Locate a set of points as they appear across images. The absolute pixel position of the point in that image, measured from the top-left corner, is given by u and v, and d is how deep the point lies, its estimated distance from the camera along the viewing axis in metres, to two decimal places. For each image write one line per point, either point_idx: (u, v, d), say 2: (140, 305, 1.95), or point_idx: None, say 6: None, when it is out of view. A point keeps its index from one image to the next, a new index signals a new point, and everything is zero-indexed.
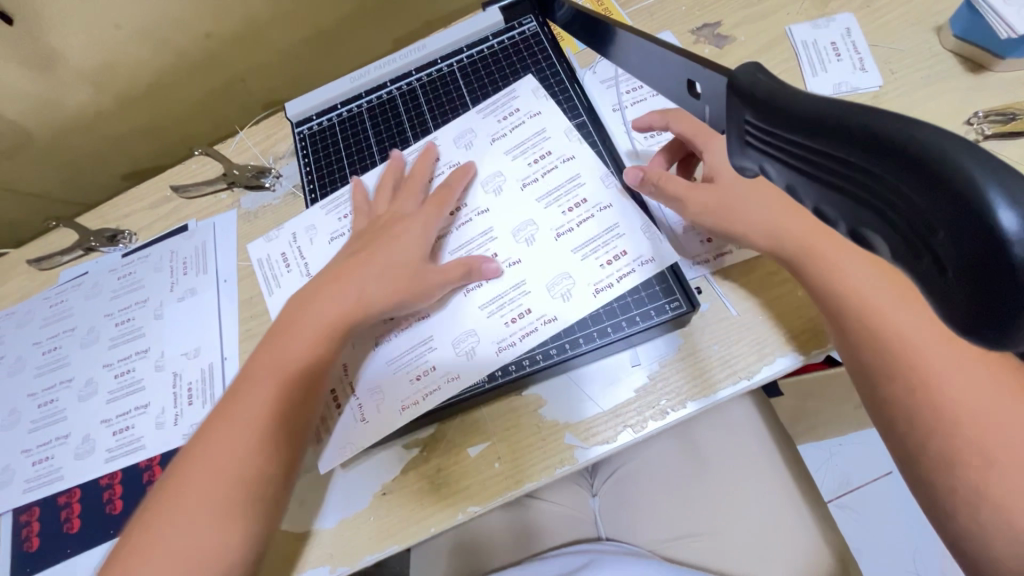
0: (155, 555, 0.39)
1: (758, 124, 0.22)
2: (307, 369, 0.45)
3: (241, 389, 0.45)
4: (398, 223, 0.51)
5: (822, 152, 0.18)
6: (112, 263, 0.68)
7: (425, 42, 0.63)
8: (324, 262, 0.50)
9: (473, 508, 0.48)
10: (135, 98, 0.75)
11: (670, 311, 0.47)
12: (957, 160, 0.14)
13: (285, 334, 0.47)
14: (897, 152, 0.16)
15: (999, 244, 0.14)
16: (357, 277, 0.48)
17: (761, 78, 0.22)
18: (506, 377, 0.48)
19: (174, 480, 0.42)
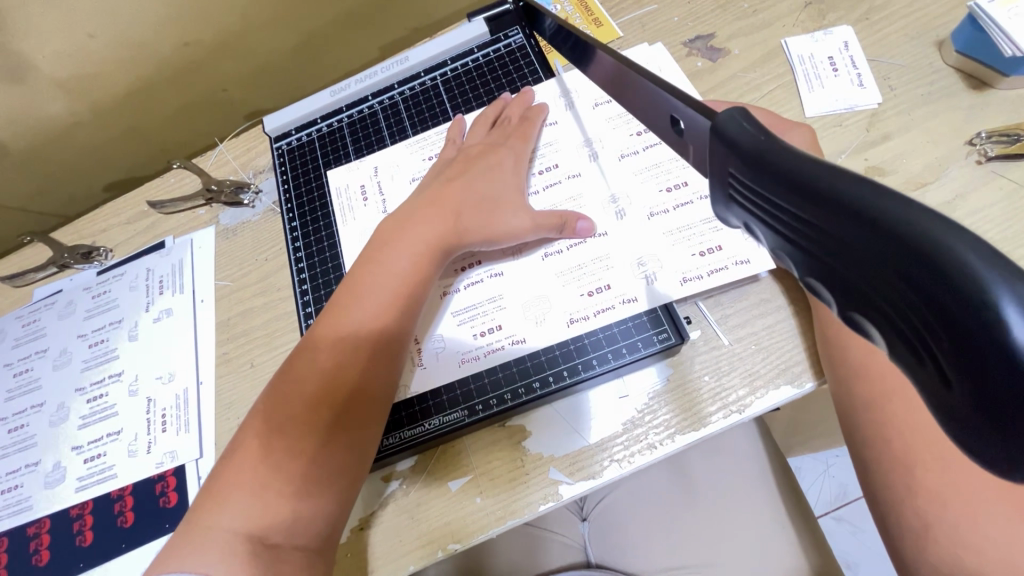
0: (227, 515, 0.39)
1: (743, 178, 0.20)
2: (384, 333, 0.45)
3: (319, 352, 0.44)
4: (477, 185, 0.50)
5: (816, 227, 0.17)
6: (88, 281, 0.66)
7: (408, 54, 0.61)
8: (389, 226, 0.49)
9: (453, 546, 0.45)
10: (112, 109, 0.72)
11: (659, 342, 0.45)
12: (974, 269, 0.13)
13: (358, 295, 0.46)
14: (904, 249, 0.14)
15: (1013, 362, 0.13)
16: (427, 240, 0.47)
17: (745, 126, 0.20)
18: (487, 413, 0.47)
19: (244, 447, 0.42)
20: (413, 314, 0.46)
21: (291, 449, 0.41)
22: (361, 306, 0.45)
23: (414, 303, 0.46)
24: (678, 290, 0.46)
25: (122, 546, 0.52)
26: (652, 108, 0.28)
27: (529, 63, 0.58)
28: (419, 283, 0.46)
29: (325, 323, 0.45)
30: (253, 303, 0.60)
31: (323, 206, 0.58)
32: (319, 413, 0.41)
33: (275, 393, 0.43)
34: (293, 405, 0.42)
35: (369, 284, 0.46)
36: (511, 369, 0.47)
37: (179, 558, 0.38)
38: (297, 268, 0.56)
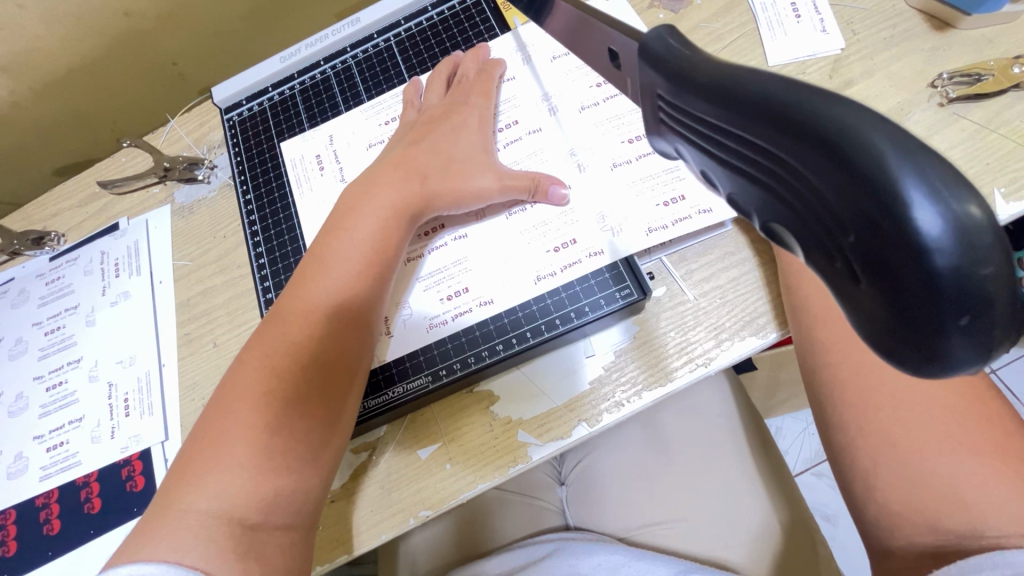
0: (196, 496, 0.35)
1: (668, 97, 0.19)
2: (355, 297, 0.43)
3: (287, 320, 0.42)
4: (440, 146, 0.49)
5: (731, 134, 0.17)
6: (41, 268, 0.64)
7: (360, 15, 0.58)
8: (352, 192, 0.47)
9: (424, 512, 0.45)
10: (55, 87, 0.69)
11: (620, 299, 0.44)
12: (878, 152, 0.13)
13: (323, 260, 0.44)
14: (813, 143, 0.14)
15: (919, 253, 0.13)
16: (396, 202, 0.46)
17: (672, 45, 0.19)
18: (451, 377, 0.46)
19: (210, 424, 0.39)
20: (386, 278, 0.45)
21: (261, 422, 0.38)
22: (328, 271, 0.44)
23: (384, 266, 0.45)
24: (643, 241, 0.45)
25: (90, 532, 0.51)
26: (595, 49, 0.27)
27: (485, 19, 0.56)
28: (388, 245, 0.45)
29: (292, 290, 0.43)
30: (213, 282, 0.58)
31: (278, 177, 0.56)
32: (279, 378, 0.39)
33: (240, 366, 0.41)
34: (253, 373, 0.40)
35: (334, 248, 0.44)
36: (474, 333, 0.46)
37: (143, 547, 0.34)
38: (253, 243, 0.54)
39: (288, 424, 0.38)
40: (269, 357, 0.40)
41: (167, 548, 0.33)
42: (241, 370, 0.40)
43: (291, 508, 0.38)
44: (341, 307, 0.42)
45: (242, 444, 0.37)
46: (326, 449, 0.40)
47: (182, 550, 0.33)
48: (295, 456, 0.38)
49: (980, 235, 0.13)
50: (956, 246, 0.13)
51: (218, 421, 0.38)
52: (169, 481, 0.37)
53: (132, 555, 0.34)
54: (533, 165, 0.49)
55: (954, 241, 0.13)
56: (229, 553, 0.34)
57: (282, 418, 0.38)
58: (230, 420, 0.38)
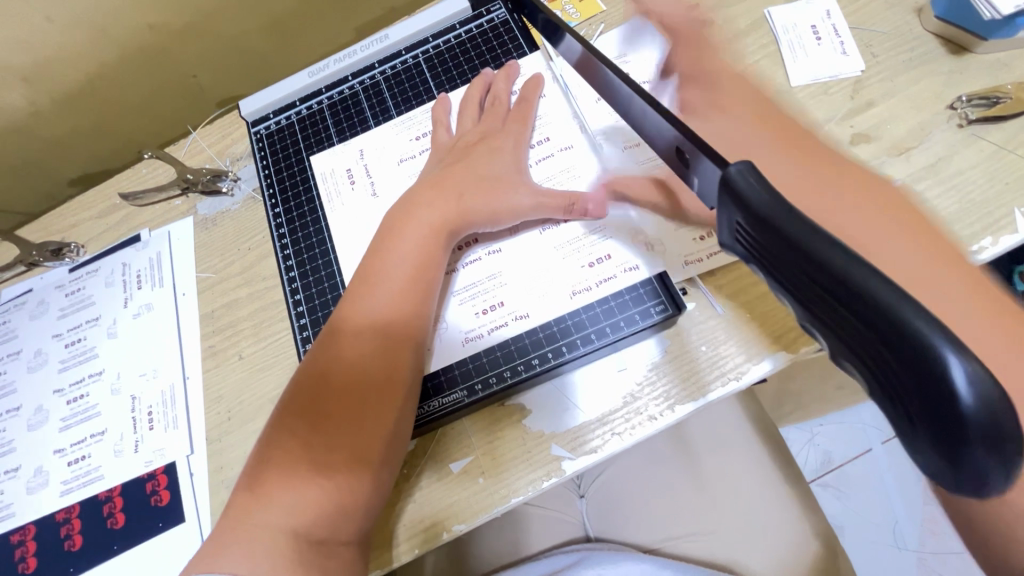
0: (267, 513, 0.39)
1: (749, 227, 0.23)
2: (402, 316, 0.44)
3: (341, 340, 0.44)
4: (479, 164, 0.50)
5: (812, 281, 0.20)
6: (60, 279, 0.63)
7: (388, 32, 0.59)
8: (394, 213, 0.49)
9: (457, 527, 0.45)
10: (76, 98, 0.69)
11: (655, 315, 0.45)
12: (932, 344, 0.17)
13: (370, 280, 0.45)
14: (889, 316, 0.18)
15: (955, 405, 0.17)
16: (435, 221, 0.47)
17: (755, 182, 0.23)
18: (486, 392, 0.46)
19: (279, 444, 0.41)
20: (430, 293, 0.46)
21: (321, 442, 0.40)
22: (377, 289, 0.45)
23: (428, 282, 0.45)
24: (679, 270, 0.47)
25: (114, 548, 0.50)
26: (657, 132, 0.31)
27: (514, 39, 0.57)
28: (429, 262, 0.46)
29: (342, 310, 0.45)
30: (238, 295, 0.58)
31: (307, 192, 0.56)
32: (337, 399, 0.41)
33: (299, 387, 0.43)
34: (314, 393, 0.42)
35: (382, 268, 0.46)
36: (509, 348, 0.47)
37: (220, 555, 0.38)
38: (283, 256, 0.54)
39: (346, 445, 0.40)
40: (327, 377, 0.42)
41: (239, 558, 0.37)
42: (301, 388, 0.43)
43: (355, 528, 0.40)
44: (390, 326, 0.44)
45: (310, 463, 0.40)
46: (384, 465, 0.41)
47: (251, 562, 0.37)
48: (359, 474, 0.40)
49: (1008, 404, 0.17)
50: (983, 412, 0.17)
51: (285, 441, 0.41)
52: (235, 497, 0.41)
53: (201, 564, 0.38)
54: (566, 181, 0.50)
55: (982, 400, 0.16)
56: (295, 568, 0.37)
57: (341, 438, 0.40)
58: (296, 440, 0.41)
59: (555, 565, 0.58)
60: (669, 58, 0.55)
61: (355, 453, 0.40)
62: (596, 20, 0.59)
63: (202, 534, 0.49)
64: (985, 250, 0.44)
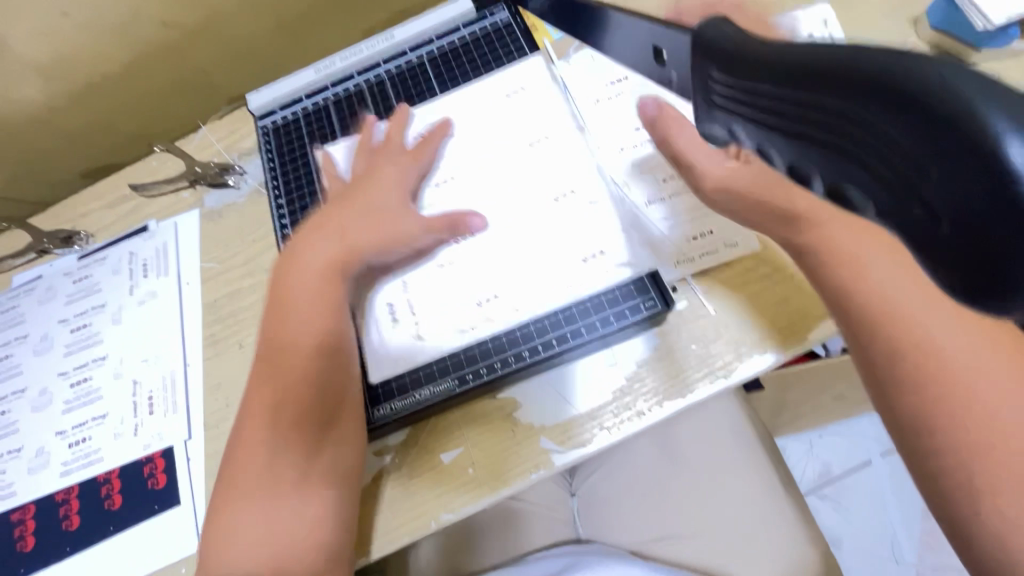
0: (239, 546, 0.42)
1: (725, 76, 0.23)
2: (315, 339, 0.45)
3: (275, 378, 0.45)
4: (360, 187, 0.51)
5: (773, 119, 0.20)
6: (68, 266, 0.65)
7: (394, 32, 0.61)
8: (296, 245, 0.50)
9: (445, 516, 0.45)
10: (91, 91, 0.71)
11: (645, 310, 0.46)
12: (913, 72, 0.15)
13: (295, 317, 0.47)
14: (848, 69, 0.17)
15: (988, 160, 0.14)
16: (326, 256, 0.48)
17: (728, 32, 0.23)
18: (476, 382, 0.47)
19: (235, 480, 0.44)
20: (338, 314, 0.47)
21: (282, 468, 0.43)
22: (308, 317, 0.46)
23: (337, 303, 0.47)
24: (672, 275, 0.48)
25: (111, 529, 0.51)
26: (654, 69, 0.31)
27: (515, 41, 0.58)
28: (323, 295, 0.47)
29: (274, 347, 0.47)
30: (240, 285, 0.59)
31: (310, 185, 0.58)
32: (298, 426, 0.43)
33: (251, 422, 0.45)
34: (274, 422, 0.44)
35: (293, 294, 0.47)
36: (500, 339, 0.48)
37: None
38: (284, 247, 0.56)
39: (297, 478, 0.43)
40: (283, 406, 0.44)
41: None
42: (255, 421, 0.45)
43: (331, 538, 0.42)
44: (329, 351, 0.45)
45: (274, 494, 0.42)
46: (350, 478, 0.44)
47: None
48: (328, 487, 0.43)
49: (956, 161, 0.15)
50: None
51: (249, 473, 0.43)
52: (209, 526, 0.44)
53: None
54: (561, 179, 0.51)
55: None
56: None
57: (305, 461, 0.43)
58: (246, 482, 0.43)
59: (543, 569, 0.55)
60: None
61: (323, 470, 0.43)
62: None
63: (197, 538, 0.50)
64: None
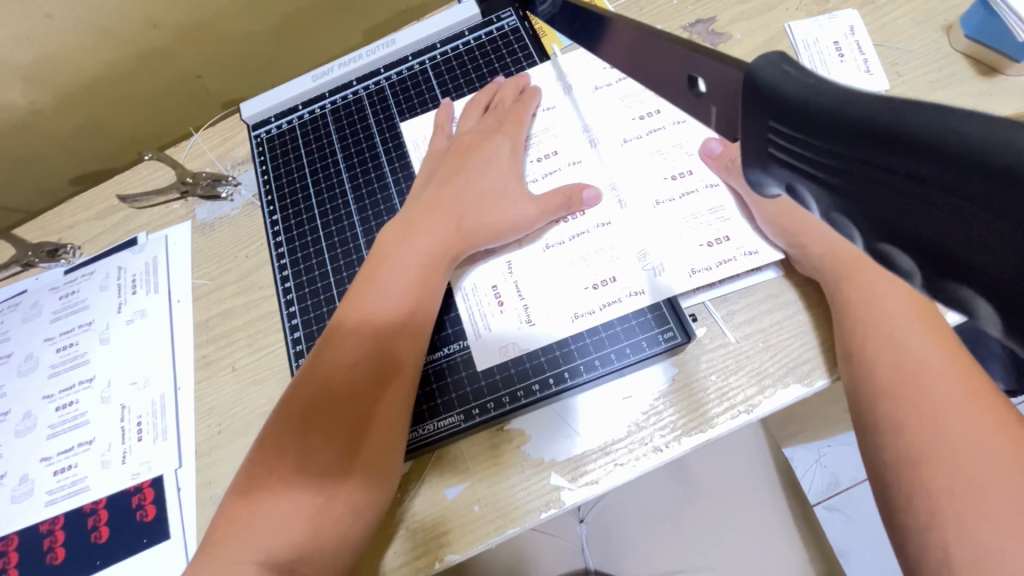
0: (247, 546, 0.36)
1: (790, 130, 0.19)
2: (399, 336, 0.42)
3: (326, 367, 0.41)
4: (457, 181, 0.48)
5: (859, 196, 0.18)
6: (54, 281, 0.62)
7: (395, 37, 0.58)
8: (389, 234, 0.46)
9: (450, 556, 0.43)
10: (77, 96, 0.68)
11: (664, 342, 0.44)
12: None
13: (363, 301, 0.43)
14: (974, 162, 0.15)
15: None
16: (434, 245, 0.45)
17: (788, 71, 0.20)
18: (484, 417, 0.45)
19: (254, 482, 0.38)
20: (426, 317, 0.43)
21: (307, 476, 0.37)
22: (373, 308, 0.42)
23: (426, 299, 0.43)
24: (686, 281, 0.44)
25: (97, 563, 0.49)
26: (668, 86, 0.28)
27: (522, 47, 0.55)
28: (427, 286, 0.44)
29: (331, 335, 0.42)
30: (233, 303, 0.56)
31: (307, 200, 0.55)
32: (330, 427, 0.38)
33: (277, 417, 0.40)
34: (300, 422, 0.39)
35: (371, 286, 0.43)
36: (509, 371, 0.45)
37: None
38: (280, 266, 0.53)
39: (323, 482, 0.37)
40: (316, 404, 0.39)
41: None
42: (279, 418, 0.40)
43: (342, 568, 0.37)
44: (388, 346, 0.41)
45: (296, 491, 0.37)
46: (377, 496, 0.39)
47: None
48: (352, 503, 0.37)
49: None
50: None
51: (268, 476, 0.38)
52: (210, 536, 0.38)
53: None
54: None
55: None
56: None
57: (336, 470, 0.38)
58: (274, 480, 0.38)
59: None
60: None
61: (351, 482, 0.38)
62: None
63: None
64: None
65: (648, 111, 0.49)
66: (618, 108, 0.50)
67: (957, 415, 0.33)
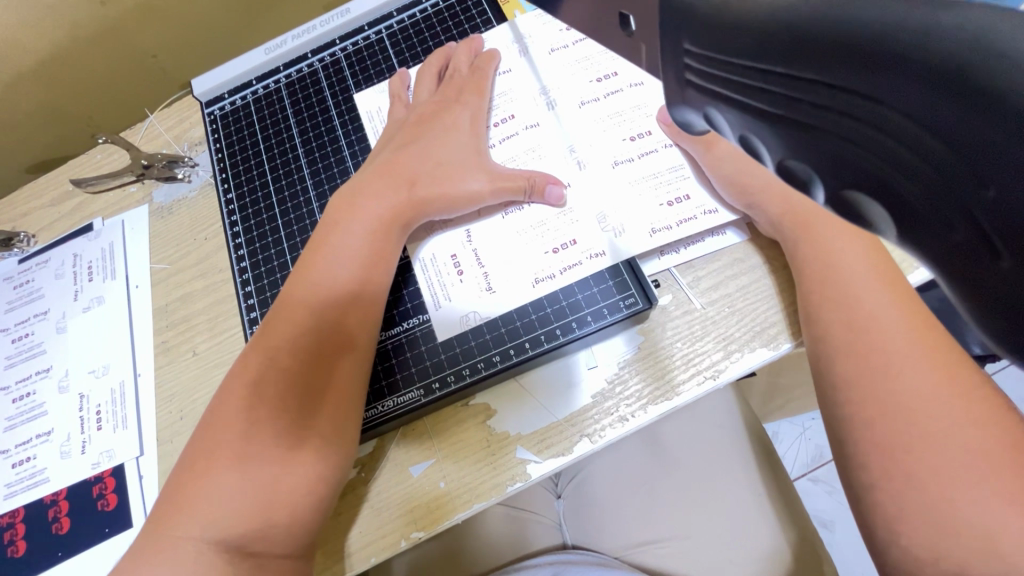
0: (190, 518, 0.36)
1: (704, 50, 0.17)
2: (348, 309, 0.41)
3: (275, 339, 0.40)
4: (412, 152, 0.46)
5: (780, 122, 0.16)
6: (8, 271, 0.60)
7: (349, 6, 0.56)
8: (340, 203, 0.45)
9: (417, 534, 0.42)
10: (25, 79, 0.65)
11: (625, 309, 0.42)
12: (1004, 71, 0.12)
13: (312, 270, 0.42)
14: (919, 73, 0.14)
15: None
16: (384, 213, 0.43)
17: None
18: (444, 391, 0.43)
19: (199, 456, 0.37)
20: (377, 291, 0.42)
21: (253, 447, 0.37)
22: (320, 280, 0.41)
23: (376, 272, 0.42)
24: (647, 241, 0.43)
25: (58, 555, 0.48)
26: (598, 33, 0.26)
27: (481, 11, 0.53)
28: (380, 255, 0.43)
29: (280, 307, 0.42)
30: (193, 287, 0.55)
31: (261, 175, 0.53)
32: (275, 400, 0.38)
33: (225, 391, 0.39)
34: (246, 396, 0.38)
35: (318, 258, 0.42)
36: (469, 344, 0.44)
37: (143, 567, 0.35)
38: (235, 245, 0.51)
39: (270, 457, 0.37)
40: (261, 378, 0.38)
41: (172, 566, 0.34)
42: (225, 393, 0.39)
43: (294, 544, 0.37)
44: (336, 319, 0.40)
45: (241, 467, 0.36)
46: (322, 468, 0.38)
47: None
48: (297, 475, 0.37)
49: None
50: None
51: (211, 451, 0.37)
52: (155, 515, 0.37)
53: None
54: (530, 163, 0.47)
55: None
56: None
57: (280, 443, 0.37)
58: (219, 455, 0.37)
59: None
60: None
61: (296, 453, 0.37)
62: None
63: None
64: None
65: (606, 72, 0.48)
66: (576, 70, 0.49)
67: (909, 370, 0.32)
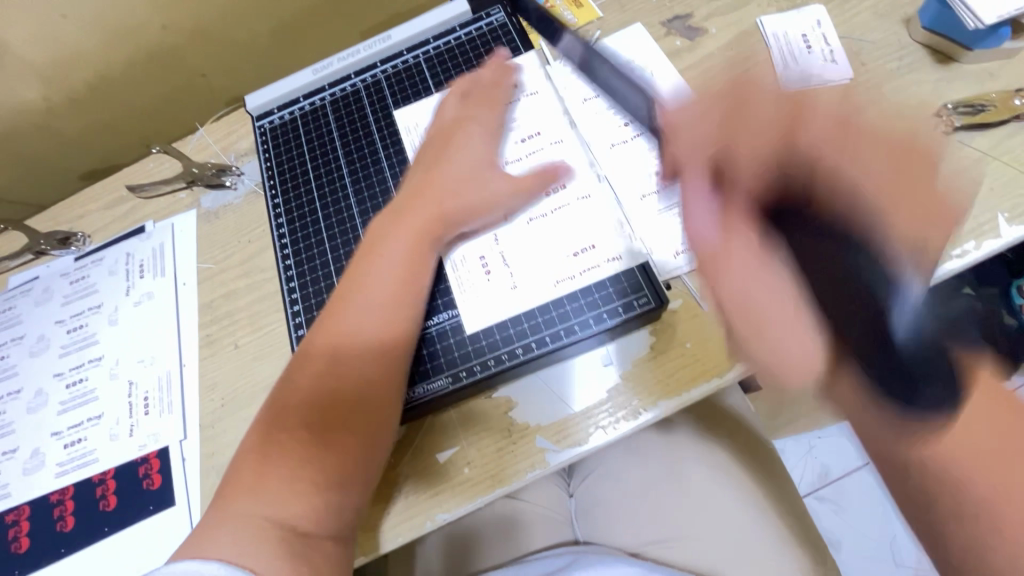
0: (251, 502, 0.40)
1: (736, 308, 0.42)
2: (389, 320, 0.45)
3: (332, 342, 0.45)
4: (450, 167, 0.51)
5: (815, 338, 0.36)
6: (65, 268, 0.65)
7: (391, 33, 0.61)
8: (383, 220, 0.50)
9: (441, 516, 0.45)
10: (88, 94, 0.71)
11: (637, 308, 0.46)
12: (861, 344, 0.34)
13: (362, 280, 0.47)
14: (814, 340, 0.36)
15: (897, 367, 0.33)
16: (423, 228, 0.49)
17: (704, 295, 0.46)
18: (470, 379, 0.47)
19: (261, 451, 0.42)
20: (414, 301, 0.47)
21: (309, 442, 0.42)
22: (366, 296, 0.46)
23: (414, 287, 0.47)
24: (671, 262, 0.48)
25: (104, 530, 0.51)
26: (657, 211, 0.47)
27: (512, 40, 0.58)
28: (419, 268, 0.48)
29: (330, 313, 0.46)
30: (237, 285, 0.59)
31: (307, 185, 0.58)
32: (327, 404, 0.43)
33: (280, 395, 0.44)
34: (301, 402, 0.43)
35: (364, 276, 0.47)
36: (494, 337, 0.48)
37: (210, 538, 0.38)
38: (281, 251, 0.56)
39: (325, 455, 0.41)
40: (314, 385, 0.43)
41: (235, 533, 0.38)
42: (281, 398, 0.44)
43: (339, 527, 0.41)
44: (378, 332, 0.45)
45: (301, 450, 0.41)
46: (369, 461, 0.42)
47: (240, 548, 0.37)
48: (343, 466, 0.41)
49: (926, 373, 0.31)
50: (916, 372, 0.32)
51: (269, 448, 0.42)
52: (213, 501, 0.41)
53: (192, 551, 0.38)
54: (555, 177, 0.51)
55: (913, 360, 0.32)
56: (281, 555, 0.37)
57: (330, 441, 0.42)
58: (277, 442, 0.42)
59: (548, 567, 0.55)
60: (662, 61, 0.56)
61: (343, 448, 0.41)
62: (593, 27, 0.59)
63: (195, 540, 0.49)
64: (969, 253, 0.45)
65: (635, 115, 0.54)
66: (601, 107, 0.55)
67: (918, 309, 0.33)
